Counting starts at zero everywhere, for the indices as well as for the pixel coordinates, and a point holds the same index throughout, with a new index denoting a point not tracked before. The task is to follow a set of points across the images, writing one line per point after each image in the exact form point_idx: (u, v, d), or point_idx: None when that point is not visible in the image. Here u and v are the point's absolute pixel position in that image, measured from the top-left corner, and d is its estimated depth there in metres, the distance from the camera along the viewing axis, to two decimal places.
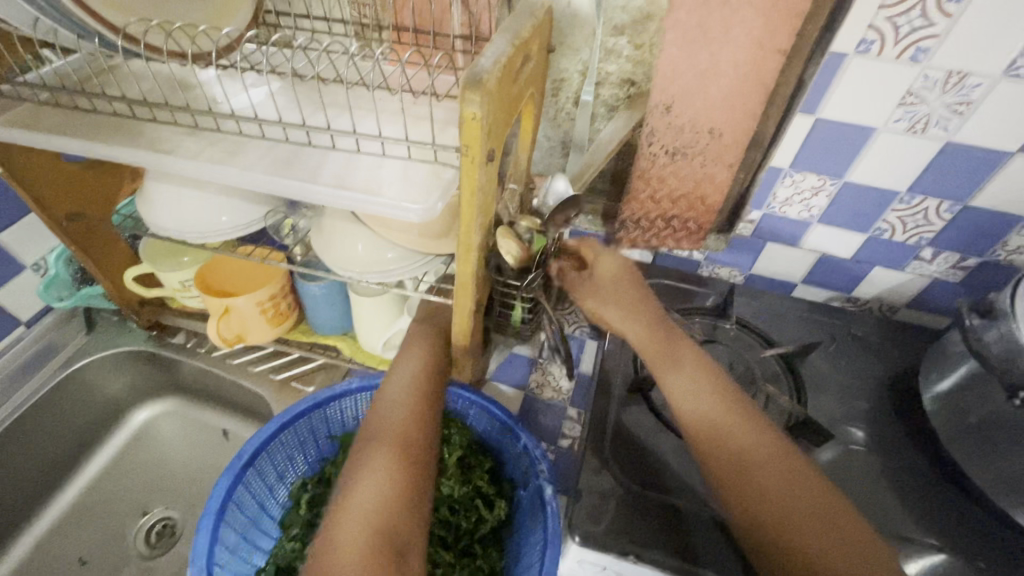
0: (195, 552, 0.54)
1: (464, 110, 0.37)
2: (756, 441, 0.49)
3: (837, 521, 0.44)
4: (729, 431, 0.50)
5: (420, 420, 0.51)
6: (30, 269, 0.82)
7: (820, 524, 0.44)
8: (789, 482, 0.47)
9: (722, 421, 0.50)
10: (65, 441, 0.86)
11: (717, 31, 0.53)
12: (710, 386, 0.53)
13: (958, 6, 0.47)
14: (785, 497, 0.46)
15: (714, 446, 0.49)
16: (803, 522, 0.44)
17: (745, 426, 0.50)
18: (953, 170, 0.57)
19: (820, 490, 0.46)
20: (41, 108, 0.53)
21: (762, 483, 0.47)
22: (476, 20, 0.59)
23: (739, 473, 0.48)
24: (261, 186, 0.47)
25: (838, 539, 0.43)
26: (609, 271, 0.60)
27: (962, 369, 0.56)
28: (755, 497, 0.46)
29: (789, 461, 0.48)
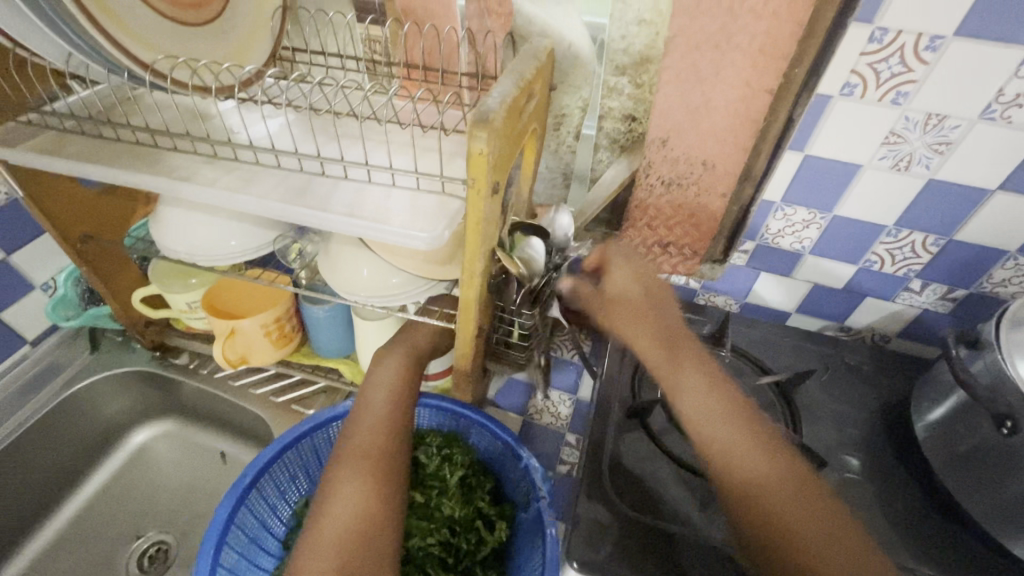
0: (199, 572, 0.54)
1: (472, 146, 0.39)
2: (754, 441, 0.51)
3: (836, 525, 0.45)
4: (730, 425, 0.52)
5: (390, 446, 0.52)
6: (38, 288, 0.84)
7: (821, 532, 0.45)
8: (791, 486, 0.48)
9: (724, 420, 0.52)
10: (63, 462, 0.86)
11: (708, 72, 0.56)
12: (708, 390, 0.55)
13: (935, 54, 0.50)
14: (783, 499, 0.47)
15: (713, 439, 0.51)
16: (816, 531, 0.45)
17: (741, 428, 0.52)
18: (936, 206, 0.60)
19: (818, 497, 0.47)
20: (66, 134, 0.55)
21: (760, 485, 0.48)
22: (482, 59, 0.62)
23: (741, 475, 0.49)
24: (275, 213, 0.49)
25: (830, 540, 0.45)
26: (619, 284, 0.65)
27: (952, 399, 0.57)
28: (756, 497, 0.48)
29: (786, 467, 0.49)
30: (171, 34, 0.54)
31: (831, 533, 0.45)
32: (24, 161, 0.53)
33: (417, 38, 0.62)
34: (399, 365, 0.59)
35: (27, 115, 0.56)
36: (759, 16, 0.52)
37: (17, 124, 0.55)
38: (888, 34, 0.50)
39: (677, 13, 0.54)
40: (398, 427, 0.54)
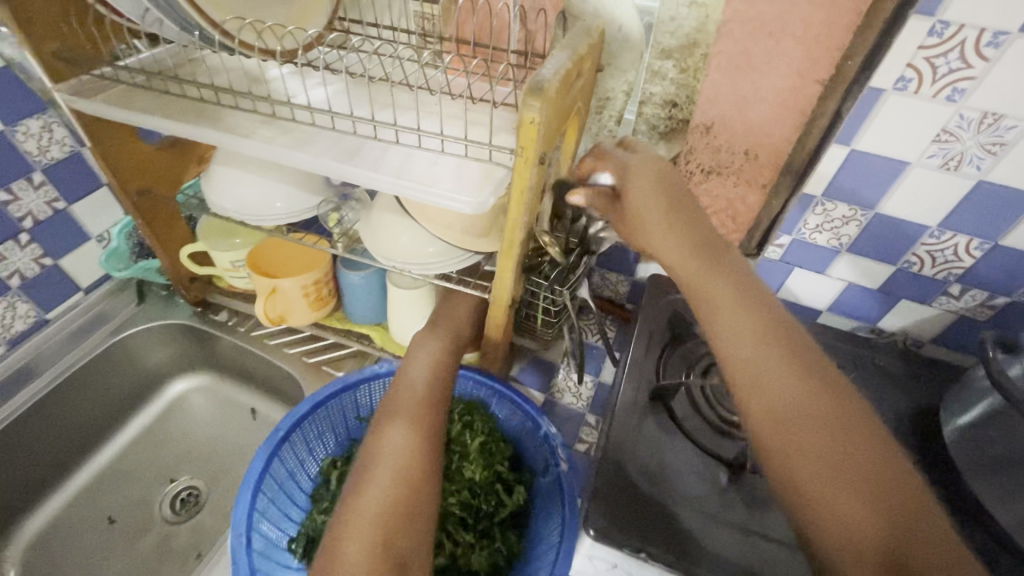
0: (235, 519, 0.56)
1: (525, 114, 0.40)
2: (817, 395, 0.42)
3: (863, 482, 0.38)
4: (790, 377, 0.43)
5: (435, 404, 0.57)
6: (94, 239, 0.89)
7: (854, 509, 0.37)
8: (829, 437, 0.40)
9: (782, 366, 0.44)
10: (107, 403, 0.91)
11: (762, 62, 0.57)
12: (758, 309, 0.47)
13: (996, 51, 0.49)
14: (805, 435, 0.41)
15: (752, 382, 0.44)
16: (852, 487, 0.38)
17: (800, 380, 0.43)
18: (983, 208, 0.58)
19: (879, 479, 0.38)
20: (135, 89, 0.59)
21: (785, 422, 0.41)
22: (532, 37, 0.63)
23: (772, 420, 0.42)
24: (328, 171, 0.51)
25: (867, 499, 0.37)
26: (642, 191, 0.54)
27: (984, 403, 0.56)
28: (783, 451, 0.41)
29: (846, 433, 0.40)
30: None
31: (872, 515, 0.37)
32: (97, 111, 0.56)
33: (469, 13, 0.63)
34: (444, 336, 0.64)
35: (102, 69, 0.60)
36: (819, 6, 0.52)
37: (91, 78, 0.59)
38: (949, 28, 0.49)
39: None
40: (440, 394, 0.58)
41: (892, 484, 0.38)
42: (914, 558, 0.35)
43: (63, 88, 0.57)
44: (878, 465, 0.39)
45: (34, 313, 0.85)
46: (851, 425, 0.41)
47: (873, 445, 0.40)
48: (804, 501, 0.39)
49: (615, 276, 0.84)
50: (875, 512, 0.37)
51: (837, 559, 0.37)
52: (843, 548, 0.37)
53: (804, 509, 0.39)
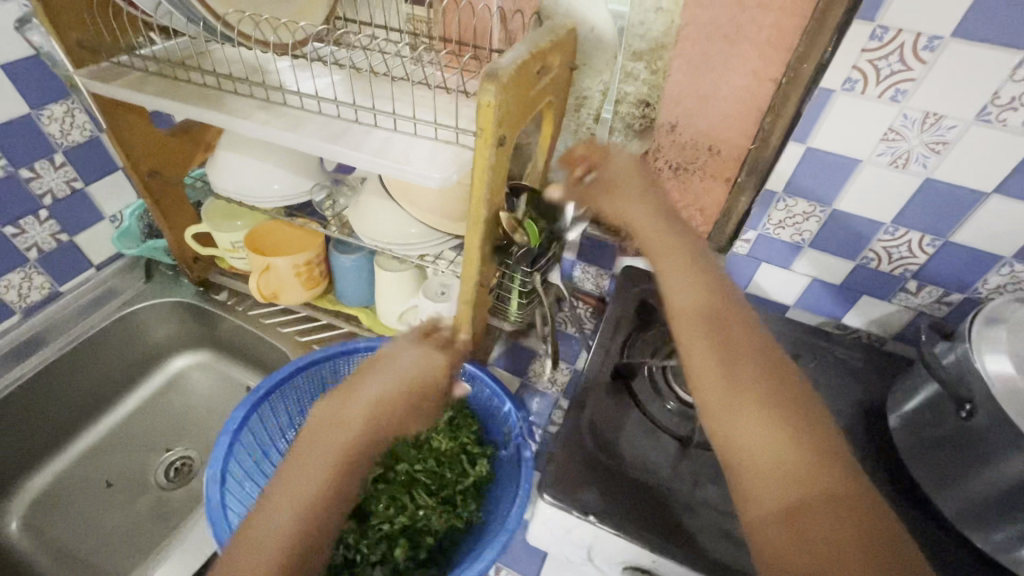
0: (213, 458, 0.59)
1: (482, 98, 0.45)
2: (756, 362, 0.50)
3: (793, 443, 0.44)
4: (733, 346, 0.51)
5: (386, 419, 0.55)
6: (107, 219, 0.95)
7: (776, 449, 0.44)
8: (773, 405, 0.47)
9: (727, 338, 0.52)
10: (111, 374, 0.97)
11: (721, 63, 0.62)
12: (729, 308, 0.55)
13: (932, 54, 0.52)
14: (753, 400, 0.47)
15: (707, 349, 0.52)
16: (783, 447, 0.44)
17: (744, 349, 0.51)
18: (932, 205, 0.62)
19: (799, 427, 0.45)
20: (148, 75, 0.65)
21: (738, 386, 0.48)
22: (512, 36, 0.68)
23: (727, 385, 0.49)
24: (314, 150, 0.56)
25: (794, 460, 0.43)
26: (622, 168, 0.69)
27: (925, 390, 0.59)
28: (723, 403, 0.48)
29: (777, 391, 0.48)
30: None
31: (792, 453, 0.43)
32: (113, 94, 0.62)
33: (455, 14, 0.69)
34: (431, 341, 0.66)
35: (120, 57, 0.66)
36: (768, 9, 0.57)
37: (109, 65, 0.65)
38: (888, 32, 0.53)
39: (691, 3, 0.60)
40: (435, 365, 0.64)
41: (816, 454, 0.44)
42: (818, 490, 0.42)
43: (84, 73, 0.63)
44: (799, 416, 0.46)
45: (49, 285, 0.91)
46: (784, 389, 0.48)
47: (797, 402, 0.47)
48: (735, 444, 0.46)
49: (595, 269, 0.87)
50: (798, 467, 0.43)
51: (756, 490, 0.43)
52: (761, 480, 0.43)
53: (741, 462, 0.45)
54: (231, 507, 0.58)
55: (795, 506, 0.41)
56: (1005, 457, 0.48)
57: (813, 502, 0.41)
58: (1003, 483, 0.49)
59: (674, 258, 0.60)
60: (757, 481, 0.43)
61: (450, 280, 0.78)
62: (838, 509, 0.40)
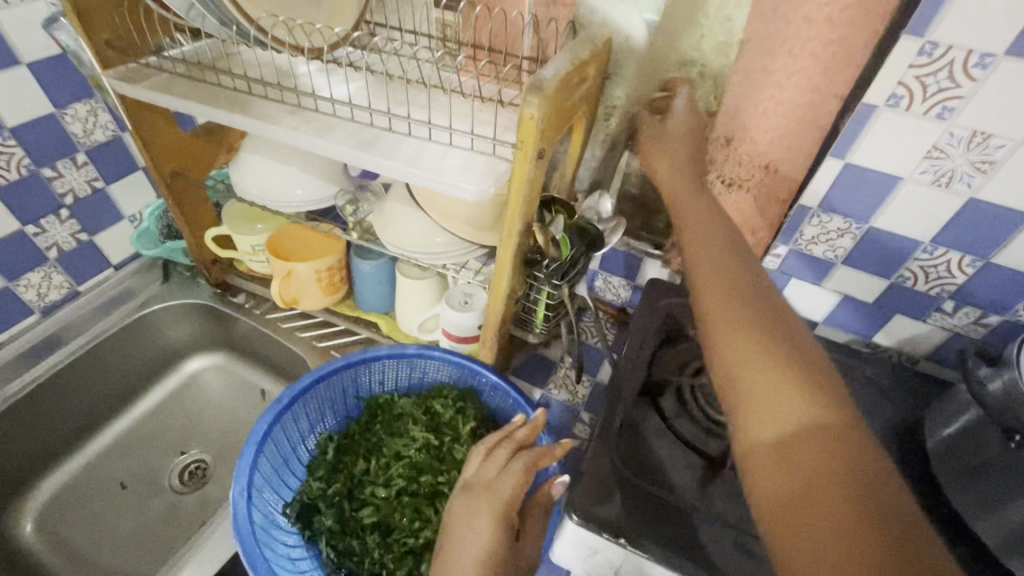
0: (238, 472, 0.58)
1: (524, 110, 0.43)
2: (766, 305, 0.47)
3: (783, 373, 0.42)
4: (745, 289, 0.48)
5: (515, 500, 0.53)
6: (127, 219, 0.95)
7: (776, 384, 0.41)
8: (763, 338, 0.44)
9: (738, 282, 0.49)
10: (127, 375, 0.96)
11: (771, 76, 0.61)
12: (729, 247, 0.53)
13: (983, 72, 0.51)
14: (745, 332, 0.45)
15: (720, 291, 0.49)
16: (770, 375, 0.42)
17: (752, 293, 0.48)
18: (975, 225, 0.60)
19: (806, 366, 0.42)
20: (176, 77, 0.64)
21: (728, 319, 0.46)
22: (544, 44, 0.67)
23: (723, 319, 0.47)
24: (345, 158, 0.55)
25: (782, 388, 0.41)
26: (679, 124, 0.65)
27: (966, 416, 0.57)
28: (729, 342, 0.45)
29: (784, 334, 0.45)
30: None
31: (782, 387, 0.41)
32: (142, 96, 0.62)
33: (486, 20, 0.68)
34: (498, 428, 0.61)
35: (148, 59, 0.65)
36: (808, 22, 0.56)
37: (138, 66, 0.65)
38: (937, 49, 0.51)
39: (755, 18, 0.58)
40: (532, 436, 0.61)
41: (812, 384, 0.41)
42: (804, 417, 0.39)
43: (112, 74, 0.62)
44: (805, 356, 0.43)
45: (67, 284, 0.90)
46: (779, 323, 0.45)
47: (805, 344, 0.44)
48: (735, 380, 0.43)
49: (617, 280, 0.87)
50: (788, 397, 0.40)
51: (745, 422, 0.41)
52: (758, 414, 0.41)
53: (732, 397, 0.43)
54: (258, 522, 0.58)
55: (782, 437, 0.39)
56: None
57: (805, 436, 0.38)
58: None
59: (690, 217, 0.58)
60: (744, 414, 0.42)
61: (473, 289, 0.77)
62: (825, 441, 0.38)
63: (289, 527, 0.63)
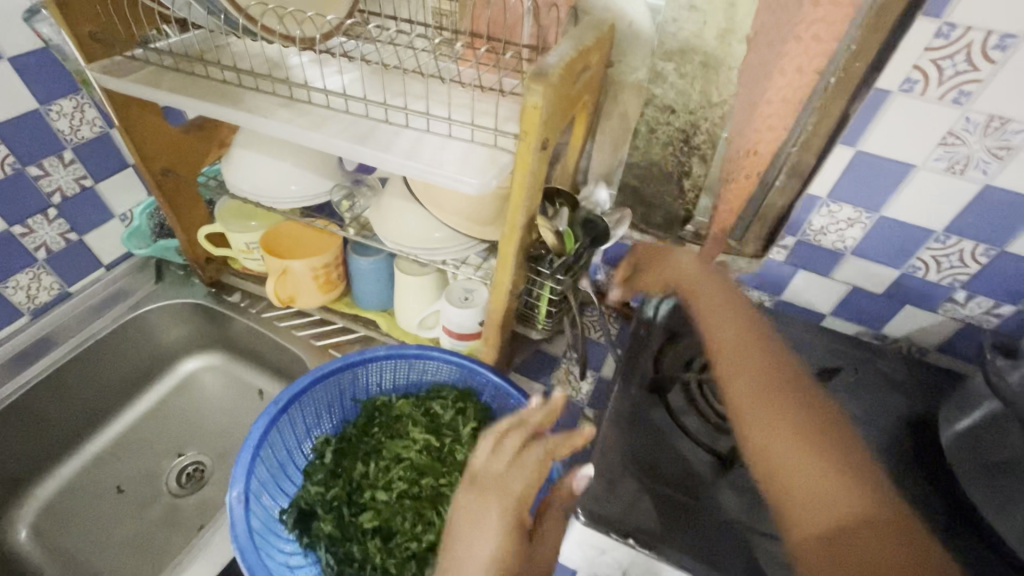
0: (234, 477, 0.56)
1: (527, 99, 0.41)
2: (797, 392, 0.52)
3: (822, 463, 0.46)
4: (774, 377, 0.53)
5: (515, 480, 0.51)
6: (117, 218, 0.92)
7: (823, 478, 0.44)
8: (796, 428, 0.49)
9: (766, 371, 0.54)
10: (121, 376, 0.95)
11: (770, 66, 0.63)
12: (755, 339, 0.58)
13: (1003, 54, 0.49)
14: (777, 423, 0.49)
15: (747, 383, 0.53)
16: (808, 467, 0.46)
17: (779, 381, 0.53)
18: (990, 213, 0.58)
19: (845, 457, 0.46)
20: (163, 70, 0.62)
21: (761, 410, 0.51)
22: (544, 32, 0.65)
23: (757, 407, 0.51)
24: (340, 151, 0.53)
25: (822, 480, 0.44)
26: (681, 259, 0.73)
27: (981, 408, 0.56)
28: (769, 436, 0.49)
29: (822, 423, 0.49)
30: None
31: (824, 479, 0.44)
32: (128, 90, 0.59)
33: (484, 8, 0.65)
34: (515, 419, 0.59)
35: (133, 51, 0.63)
36: (820, 4, 0.57)
37: (123, 59, 0.62)
38: (955, 30, 0.49)
39: (761, 12, 0.59)
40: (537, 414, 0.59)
41: (848, 474, 0.45)
42: (854, 514, 0.42)
43: (95, 67, 0.60)
44: (842, 444, 0.47)
45: (58, 285, 0.88)
46: (811, 413, 0.50)
47: (840, 432, 0.48)
48: (779, 472, 0.47)
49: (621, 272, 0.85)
50: (837, 491, 0.44)
51: (797, 517, 0.44)
52: (806, 508, 0.44)
53: (773, 488, 0.47)
54: (256, 527, 0.56)
55: (830, 532, 0.42)
56: None
57: (858, 532, 0.41)
58: None
59: (707, 302, 0.66)
60: (789, 506, 0.45)
61: (473, 285, 0.75)
62: (866, 537, 0.41)
63: (287, 533, 0.62)
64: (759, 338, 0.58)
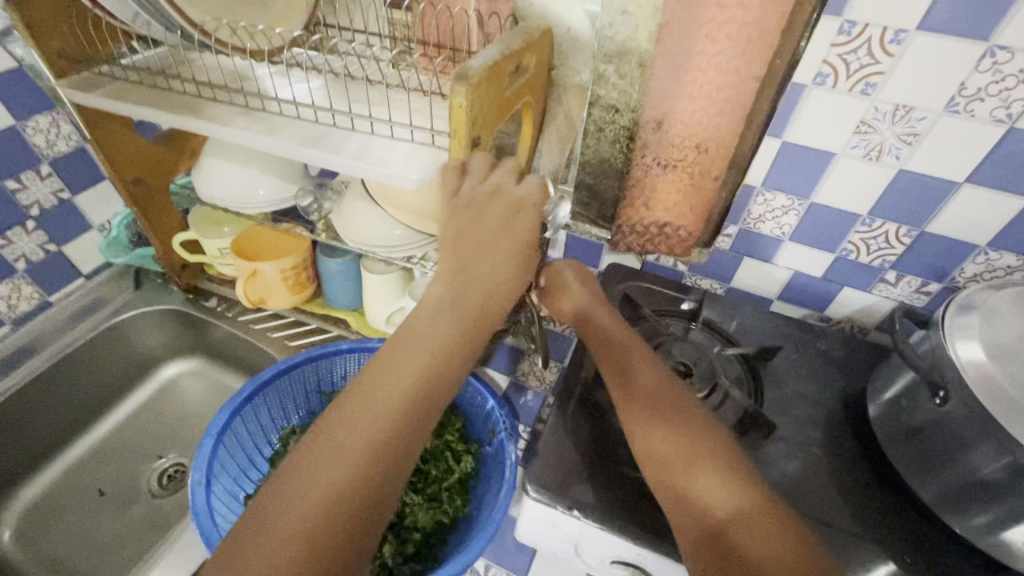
0: (197, 462, 0.59)
1: (453, 100, 0.45)
2: (681, 408, 0.53)
3: (710, 461, 0.49)
4: (660, 403, 0.53)
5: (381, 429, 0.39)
6: (95, 228, 0.95)
7: (708, 502, 0.47)
8: (684, 430, 0.51)
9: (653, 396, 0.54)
10: (102, 382, 0.97)
11: (699, 58, 0.62)
12: (633, 341, 0.61)
13: (899, 47, 0.53)
14: (666, 430, 0.52)
15: (639, 410, 0.54)
16: (697, 471, 0.49)
17: (660, 389, 0.55)
18: (907, 196, 0.62)
19: (730, 470, 0.49)
20: (129, 84, 0.65)
21: (653, 420, 0.53)
22: (490, 38, 0.69)
23: (649, 417, 0.53)
24: (292, 154, 0.57)
25: (711, 477, 0.48)
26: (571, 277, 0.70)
27: (903, 377, 0.59)
28: (664, 469, 0.50)
29: (701, 436, 0.51)
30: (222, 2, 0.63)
31: (716, 477, 0.48)
32: (95, 104, 0.63)
33: (432, 17, 0.69)
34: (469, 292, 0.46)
35: (101, 67, 0.66)
36: (748, 8, 0.57)
37: (90, 74, 0.66)
38: (855, 27, 0.54)
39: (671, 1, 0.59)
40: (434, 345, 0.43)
41: (730, 468, 0.48)
42: (742, 506, 0.46)
43: (64, 83, 0.64)
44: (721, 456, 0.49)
45: (38, 295, 0.91)
46: (691, 412, 0.53)
47: (721, 446, 0.50)
48: (682, 501, 0.48)
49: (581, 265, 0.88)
50: (723, 487, 0.47)
51: (692, 521, 0.47)
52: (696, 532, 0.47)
53: (671, 499, 0.49)
54: (219, 510, 0.59)
55: (721, 531, 0.45)
56: (979, 439, 0.50)
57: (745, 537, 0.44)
58: (975, 464, 0.51)
59: (593, 303, 0.67)
60: (685, 514, 0.48)
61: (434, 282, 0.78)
62: (755, 525, 0.45)
63: None
64: (634, 339, 0.62)
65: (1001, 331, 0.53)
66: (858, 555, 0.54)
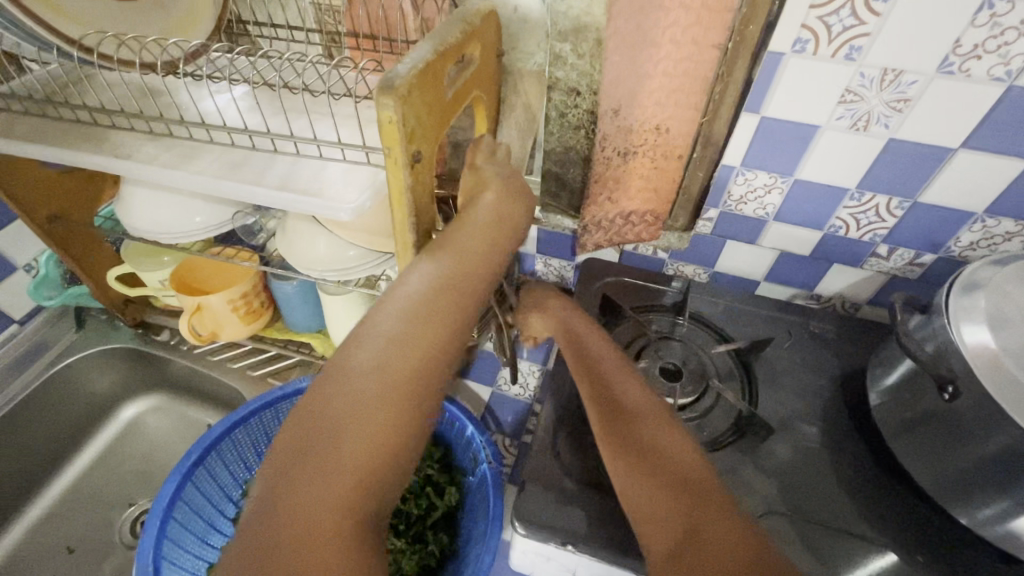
0: (143, 546, 0.55)
1: (381, 114, 0.38)
2: (646, 416, 0.48)
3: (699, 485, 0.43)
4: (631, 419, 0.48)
5: (368, 432, 0.35)
6: (21, 269, 0.85)
7: (667, 501, 0.42)
8: (675, 454, 0.45)
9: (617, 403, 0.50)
10: (55, 434, 0.90)
11: (654, 33, 0.58)
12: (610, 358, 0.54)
13: (886, 5, 0.47)
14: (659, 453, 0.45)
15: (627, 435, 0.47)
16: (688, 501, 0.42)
17: (644, 413, 0.49)
18: (898, 165, 0.57)
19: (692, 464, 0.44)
20: (14, 115, 0.56)
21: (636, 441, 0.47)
22: (428, 24, 0.61)
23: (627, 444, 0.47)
24: (209, 188, 0.50)
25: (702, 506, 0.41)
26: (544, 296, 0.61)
27: (904, 364, 0.56)
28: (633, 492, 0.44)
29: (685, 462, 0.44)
30: (107, 11, 0.55)
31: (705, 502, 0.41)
32: None
33: (359, 5, 0.61)
34: (443, 262, 0.42)
35: None
36: None
37: None
38: None
39: None
40: (425, 338, 0.39)
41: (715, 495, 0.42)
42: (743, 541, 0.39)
43: None
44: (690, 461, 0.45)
45: None
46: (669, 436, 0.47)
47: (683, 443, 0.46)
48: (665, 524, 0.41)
49: (558, 262, 0.82)
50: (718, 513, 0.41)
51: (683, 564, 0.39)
52: (650, 526, 0.42)
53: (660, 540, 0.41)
54: None
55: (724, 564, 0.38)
56: (987, 434, 0.46)
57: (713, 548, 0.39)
58: (982, 457, 0.47)
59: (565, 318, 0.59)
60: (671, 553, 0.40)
61: None
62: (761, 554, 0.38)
63: None
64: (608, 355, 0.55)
65: (1009, 310, 0.48)
66: (864, 555, 0.52)
